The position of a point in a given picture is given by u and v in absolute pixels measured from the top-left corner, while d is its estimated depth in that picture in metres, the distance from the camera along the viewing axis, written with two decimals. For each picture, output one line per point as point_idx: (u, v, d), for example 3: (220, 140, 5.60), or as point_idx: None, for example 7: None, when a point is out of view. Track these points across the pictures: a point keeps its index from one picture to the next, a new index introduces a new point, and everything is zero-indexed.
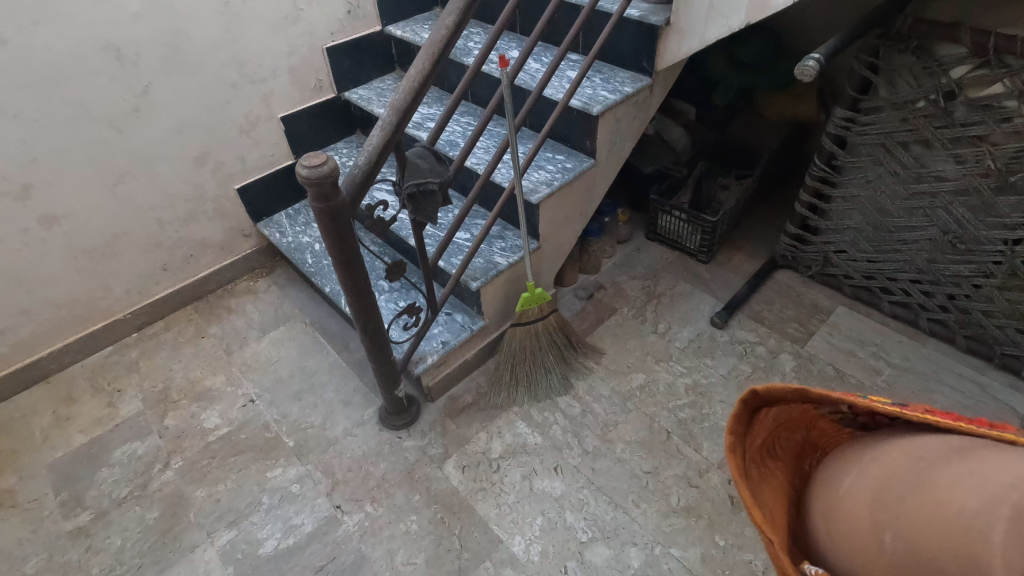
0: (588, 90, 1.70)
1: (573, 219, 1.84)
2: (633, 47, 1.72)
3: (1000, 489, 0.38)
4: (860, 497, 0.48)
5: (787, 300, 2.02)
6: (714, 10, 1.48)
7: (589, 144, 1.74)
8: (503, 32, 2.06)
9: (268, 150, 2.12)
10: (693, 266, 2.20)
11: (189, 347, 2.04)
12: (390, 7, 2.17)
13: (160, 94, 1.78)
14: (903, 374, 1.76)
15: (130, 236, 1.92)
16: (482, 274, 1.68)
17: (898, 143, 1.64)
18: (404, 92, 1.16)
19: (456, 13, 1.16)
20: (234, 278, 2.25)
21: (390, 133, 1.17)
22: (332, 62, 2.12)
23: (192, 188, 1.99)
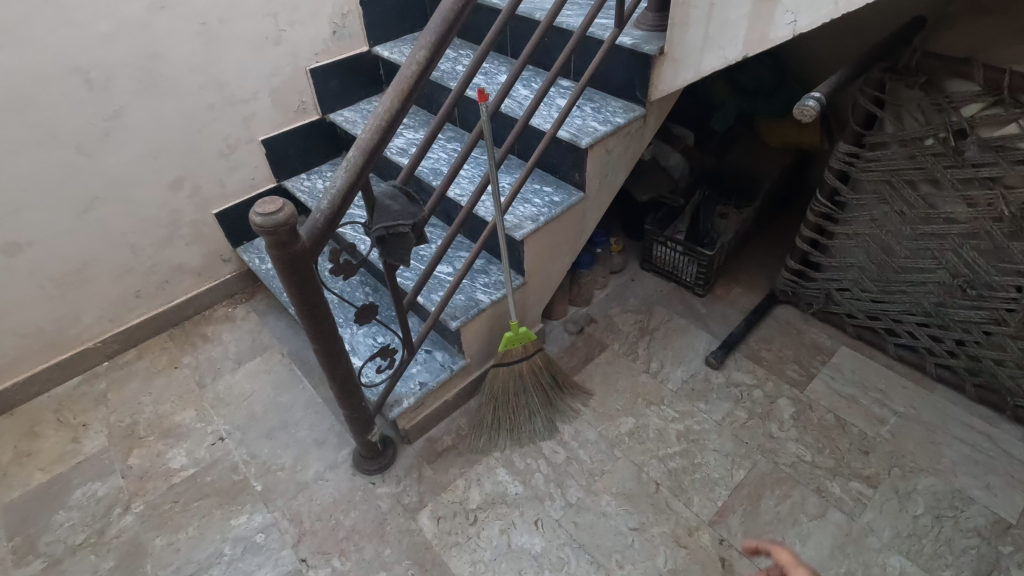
0: (578, 120, 1.61)
1: (561, 254, 1.75)
2: (626, 75, 1.63)
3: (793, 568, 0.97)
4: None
5: (787, 339, 1.92)
6: (710, 41, 1.40)
7: (578, 177, 1.65)
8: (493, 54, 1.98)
9: (249, 173, 2.04)
10: (688, 299, 2.10)
11: (160, 378, 1.95)
12: (377, 27, 2.09)
13: (132, 117, 1.69)
14: (908, 424, 1.66)
15: (101, 263, 1.84)
16: (462, 312, 1.59)
17: (905, 181, 1.55)
18: (371, 132, 1.08)
19: (428, 48, 1.07)
20: (212, 303, 2.17)
21: (355, 175, 1.09)
22: (317, 83, 2.04)
23: (167, 213, 1.90)
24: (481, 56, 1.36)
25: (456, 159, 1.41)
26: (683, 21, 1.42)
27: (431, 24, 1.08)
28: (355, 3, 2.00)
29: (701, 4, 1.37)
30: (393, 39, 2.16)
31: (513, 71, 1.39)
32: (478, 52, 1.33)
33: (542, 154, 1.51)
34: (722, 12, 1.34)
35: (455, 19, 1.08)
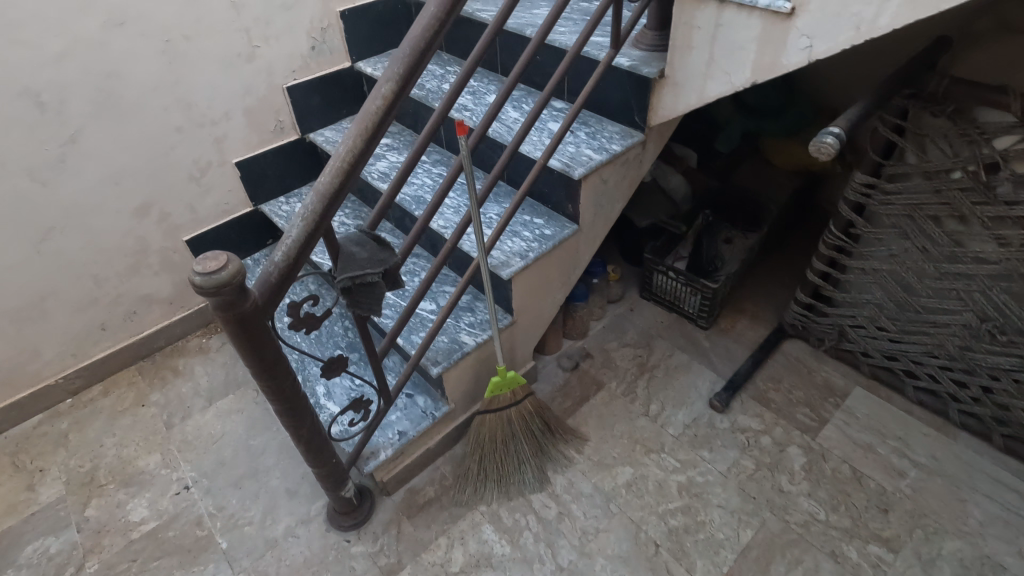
0: (570, 147, 1.49)
1: (553, 290, 1.62)
2: (623, 98, 1.50)
3: None
4: None
5: (797, 379, 1.79)
6: (715, 65, 1.27)
7: (571, 208, 1.52)
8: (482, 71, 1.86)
9: (223, 198, 1.91)
10: (691, 332, 1.97)
11: (126, 417, 1.82)
12: (359, 41, 1.96)
13: (91, 141, 1.56)
14: (931, 478, 1.52)
15: (60, 296, 1.71)
16: (444, 357, 1.46)
17: (929, 216, 1.42)
18: (332, 174, 0.96)
19: (395, 79, 0.94)
20: (185, 333, 2.05)
21: (314, 223, 0.96)
22: (295, 101, 1.91)
23: (133, 241, 1.77)
24: (468, 72, 1.12)
25: (435, 193, 1.24)
26: (685, 43, 1.30)
27: (399, 52, 0.94)
28: (336, 16, 1.87)
29: (706, 24, 1.23)
30: (376, 53, 2.03)
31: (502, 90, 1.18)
32: (465, 66, 1.10)
33: (530, 187, 1.38)
34: (729, 35, 1.21)
35: (427, 47, 0.95)
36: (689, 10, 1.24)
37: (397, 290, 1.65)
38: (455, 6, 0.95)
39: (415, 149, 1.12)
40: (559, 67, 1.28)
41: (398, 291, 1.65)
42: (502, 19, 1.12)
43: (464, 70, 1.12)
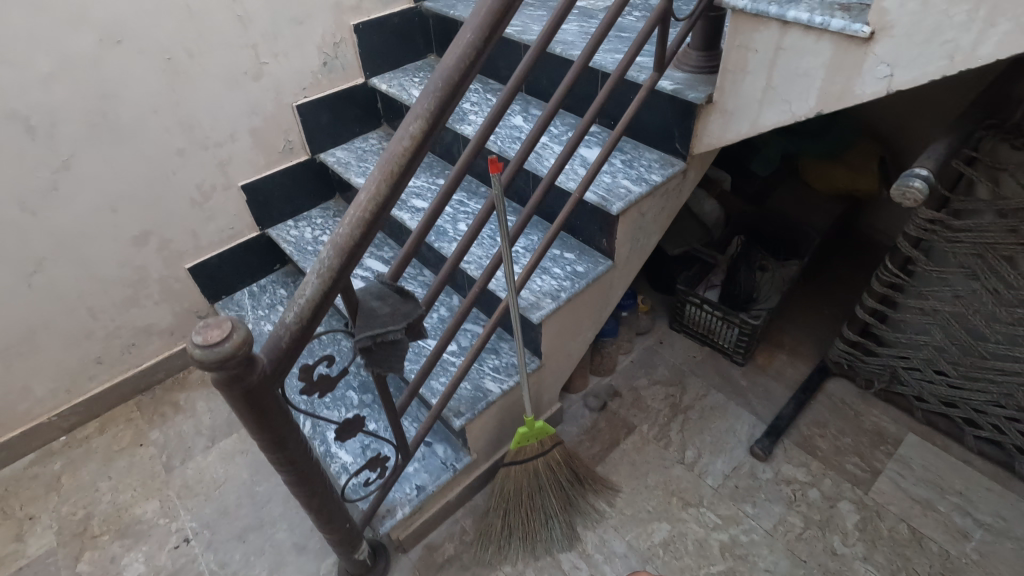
0: (606, 177, 1.36)
1: (584, 329, 1.49)
2: (665, 124, 1.37)
3: None
4: None
5: (844, 424, 1.66)
6: (773, 92, 1.14)
7: (606, 243, 1.40)
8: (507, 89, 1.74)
9: (227, 223, 1.79)
10: (726, 368, 1.84)
11: (122, 458, 1.70)
12: (374, 56, 1.85)
13: (85, 167, 1.44)
14: (999, 541, 1.39)
15: (52, 330, 1.59)
16: (468, 407, 1.34)
17: (1002, 257, 1.29)
18: (352, 225, 0.84)
19: (425, 117, 0.81)
20: (187, 365, 1.93)
21: (330, 281, 0.84)
22: (305, 120, 1.79)
23: (132, 270, 1.66)
24: (509, 98, 0.96)
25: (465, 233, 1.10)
26: (739, 67, 1.16)
27: (429, 86, 0.82)
28: (349, 30, 1.75)
29: (764, 48, 1.10)
30: (392, 69, 1.91)
31: (543, 121, 1.04)
32: (505, 91, 0.94)
33: (566, 223, 1.24)
34: (791, 60, 1.08)
35: (461, 80, 0.82)
36: (744, 31, 1.11)
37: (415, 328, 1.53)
38: (494, 33, 0.82)
39: (444, 190, 0.97)
40: (604, 91, 1.14)
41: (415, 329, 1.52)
42: (546, 39, 0.97)
43: (503, 97, 0.96)
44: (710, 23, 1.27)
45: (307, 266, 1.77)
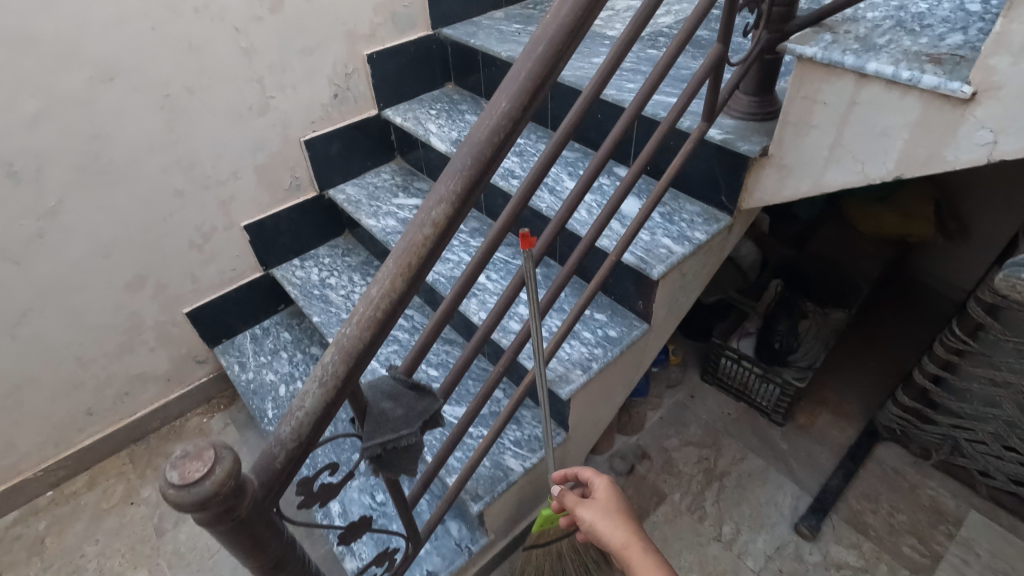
0: (644, 234, 1.22)
1: (614, 396, 1.35)
2: (709, 174, 1.23)
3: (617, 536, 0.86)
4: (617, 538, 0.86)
5: (897, 498, 1.50)
6: (842, 149, 1.00)
7: (642, 305, 1.26)
8: (532, 125, 1.61)
9: (229, 264, 1.67)
10: (764, 428, 1.69)
11: (111, 518, 1.58)
12: (388, 86, 1.72)
13: (75, 212, 1.33)
14: None
15: (38, 383, 1.47)
16: (487, 488, 1.20)
17: None
18: (361, 325, 0.70)
19: (449, 200, 0.68)
20: (184, 412, 1.81)
21: (335, 390, 0.71)
22: (313, 155, 1.67)
23: (126, 317, 1.54)
24: (557, 149, 0.80)
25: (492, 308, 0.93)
26: (803, 120, 1.02)
27: (452, 165, 0.69)
28: (362, 60, 1.63)
29: (835, 100, 0.96)
30: (407, 99, 1.79)
31: (583, 184, 0.88)
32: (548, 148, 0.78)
33: (602, 284, 1.08)
34: (868, 116, 0.93)
35: (492, 158, 0.69)
36: (812, 81, 0.97)
37: None
38: (532, 101, 0.68)
39: (466, 271, 0.80)
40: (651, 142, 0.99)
41: None
42: (594, 91, 0.81)
43: (545, 154, 0.80)
44: (764, 67, 1.13)
45: (312, 311, 1.64)
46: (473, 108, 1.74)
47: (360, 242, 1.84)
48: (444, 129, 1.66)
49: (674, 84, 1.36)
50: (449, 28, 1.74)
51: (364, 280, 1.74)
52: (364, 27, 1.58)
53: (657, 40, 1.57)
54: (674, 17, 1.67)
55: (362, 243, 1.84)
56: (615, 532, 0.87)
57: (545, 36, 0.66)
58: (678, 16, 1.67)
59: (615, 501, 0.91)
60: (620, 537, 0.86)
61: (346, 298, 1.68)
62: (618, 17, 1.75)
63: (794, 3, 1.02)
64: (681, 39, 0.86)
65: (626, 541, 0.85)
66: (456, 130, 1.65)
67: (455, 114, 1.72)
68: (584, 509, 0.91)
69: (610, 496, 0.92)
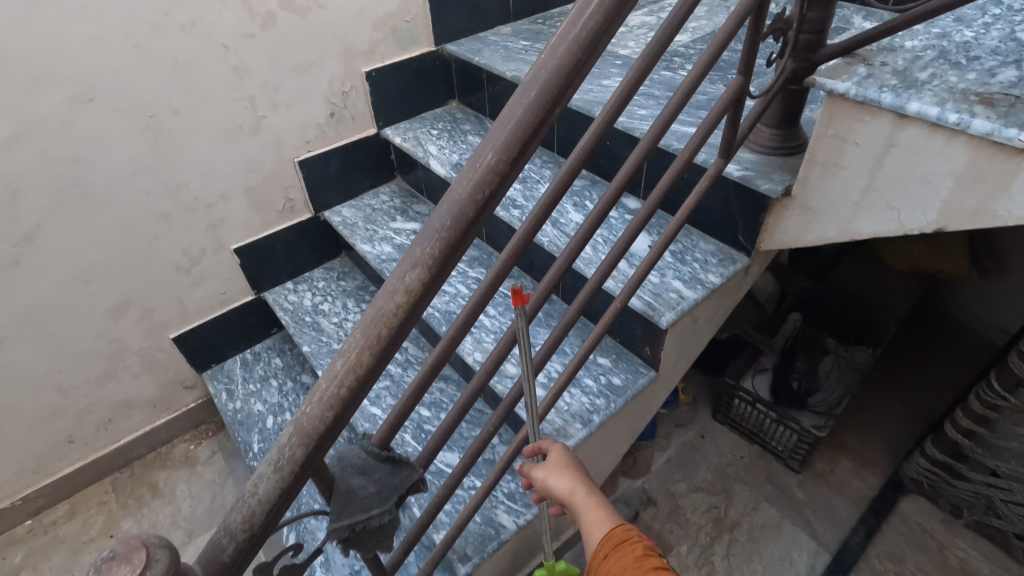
0: (652, 276, 1.12)
1: (618, 446, 1.26)
2: (726, 211, 1.13)
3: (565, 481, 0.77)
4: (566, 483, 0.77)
5: (924, 559, 1.39)
6: (876, 194, 0.89)
7: (649, 351, 1.16)
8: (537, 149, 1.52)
9: (218, 288, 1.60)
10: (779, 474, 1.58)
11: (89, 552, 1.52)
12: (388, 104, 1.65)
13: (53, 237, 1.26)
14: None
15: (15, 412, 1.41)
16: (476, 548, 1.11)
17: None
18: (323, 404, 0.62)
19: (425, 264, 0.60)
20: (171, 438, 1.75)
21: (292, 475, 0.63)
22: (308, 176, 1.60)
23: (108, 344, 1.48)
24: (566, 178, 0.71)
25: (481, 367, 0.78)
26: (833, 160, 0.92)
27: (431, 223, 0.60)
28: (361, 77, 1.55)
29: (869, 141, 0.86)
30: (408, 117, 1.71)
31: (590, 223, 0.76)
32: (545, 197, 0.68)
33: (610, 325, 0.94)
34: (907, 162, 0.83)
35: (475, 216, 0.60)
36: (843, 119, 0.87)
37: (416, 432, 1.31)
38: (523, 153, 0.60)
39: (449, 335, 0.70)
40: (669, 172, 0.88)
41: (417, 433, 1.31)
42: (601, 130, 0.71)
43: (543, 202, 0.69)
44: (788, 100, 1.03)
45: (302, 340, 1.57)
46: (476, 128, 1.66)
47: (356, 265, 1.76)
48: (445, 151, 1.58)
49: (689, 112, 1.27)
50: (453, 44, 1.66)
51: (358, 306, 1.66)
52: (363, 43, 1.50)
53: (673, 60, 1.48)
54: (691, 36, 1.58)
55: (358, 266, 1.76)
56: (561, 481, 0.77)
57: (539, 78, 0.58)
58: (695, 35, 1.58)
59: (564, 455, 0.80)
60: (567, 486, 0.77)
61: (339, 326, 1.60)
62: (632, 34, 1.66)
63: (824, 29, 0.91)
64: (701, 68, 0.76)
65: (577, 489, 0.76)
66: (456, 152, 1.57)
67: (456, 135, 1.64)
68: (538, 468, 0.80)
69: (563, 447, 0.81)
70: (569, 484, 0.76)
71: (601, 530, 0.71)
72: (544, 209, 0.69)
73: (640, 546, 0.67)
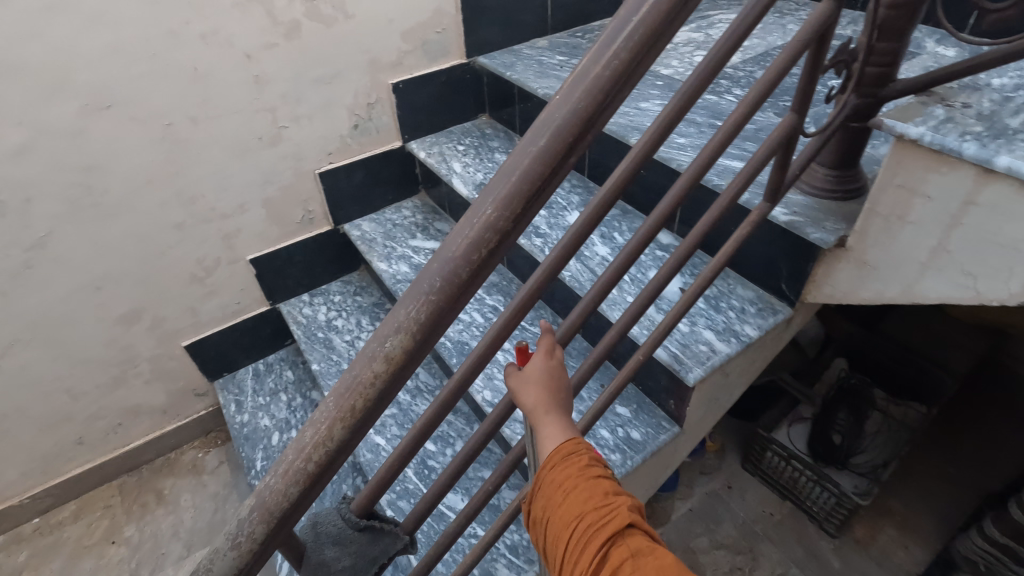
0: (681, 324, 1.02)
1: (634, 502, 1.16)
2: (768, 256, 1.02)
3: (530, 388, 0.60)
4: (532, 395, 0.60)
5: None
6: (948, 256, 0.78)
7: (674, 405, 1.06)
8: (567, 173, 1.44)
9: (233, 298, 1.58)
10: (811, 538, 1.44)
11: (90, 558, 1.51)
12: (414, 117, 1.59)
13: (65, 245, 1.25)
14: None
15: (24, 414, 1.41)
16: None
17: None
18: (289, 478, 0.55)
19: (408, 330, 0.52)
20: (180, 444, 1.73)
21: (252, 552, 0.56)
22: (329, 188, 1.56)
23: (119, 350, 1.46)
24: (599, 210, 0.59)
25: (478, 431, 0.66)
26: (897, 214, 0.80)
27: (419, 283, 0.53)
28: (387, 89, 1.50)
29: (943, 197, 0.74)
30: (435, 131, 1.65)
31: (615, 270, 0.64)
32: (557, 250, 0.58)
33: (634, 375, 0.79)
34: (989, 224, 0.71)
35: (469, 278, 0.52)
36: (912, 170, 0.75)
37: (419, 467, 1.24)
38: (528, 209, 0.51)
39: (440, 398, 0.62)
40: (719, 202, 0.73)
41: (420, 469, 1.24)
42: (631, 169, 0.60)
43: (557, 251, 0.59)
44: (847, 139, 0.91)
45: (312, 357, 1.52)
46: (504, 145, 1.58)
47: (374, 280, 1.71)
48: (469, 169, 1.50)
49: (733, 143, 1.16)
50: (485, 57, 1.59)
51: (372, 325, 1.60)
52: (390, 55, 1.45)
53: (719, 83, 1.37)
54: (741, 56, 1.46)
55: (376, 281, 1.71)
56: (526, 392, 0.60)
57: (550, 124, 0.49)
58: (747, 56, 1.46)
59: (546, 366, 0.61)
60: (534, 400, 0.60)
61: (350, 344, 1.55)
62: (677, 52, 1.56)
63: (896, 63, 0.79)
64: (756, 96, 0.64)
65: (544, 405, 0.60)
66: (481, 170, 1.49)
67: (483, 152, 1.57)
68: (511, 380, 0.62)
69: (546, 351, 0.61)
70: (536, 397, 0.60)
71: (554, 443, 0.59)
72: (555, 263, 0.58)
73: (587, 458, 0.59)
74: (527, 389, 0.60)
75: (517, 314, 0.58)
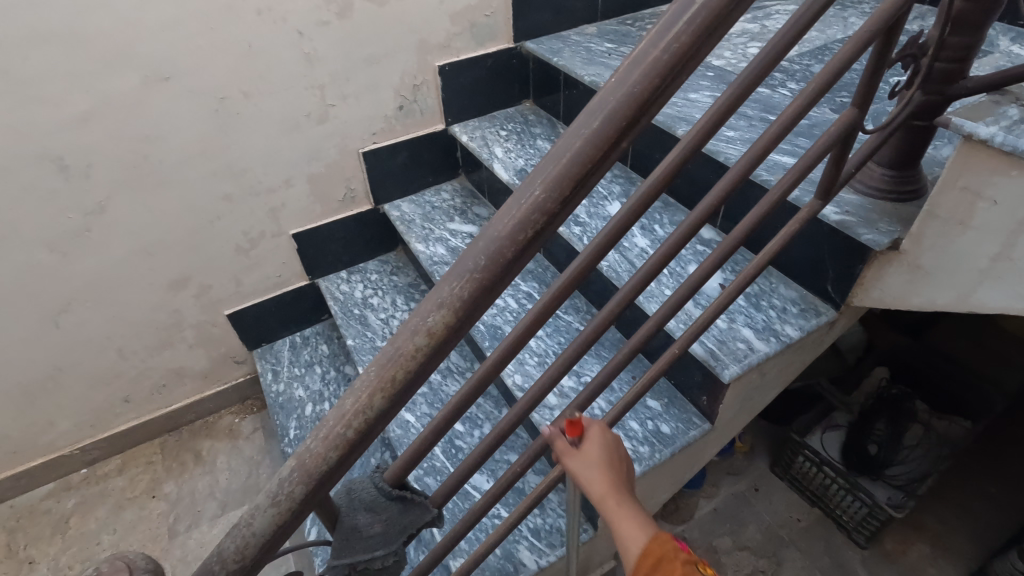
0: (720, 321, 1.01)
1: (659, 496, 1.16)
2: (815, 256, 0.99)
3: (594, 471, 0.58)
4: (596, 482, 0.57)
5: None
6: (1010, 263, 0.75)
7: (706, 402, 1.05)
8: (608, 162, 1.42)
9: (274, 271, 1.62)
10: (839, 547, 1.41)
11: (132, 509, 1.59)
12: (459, 100, 1.59)
13: (122, 210, 1.31)
14: None
15: (78, 369, 1.49)
16: None
17: None
18: (329, 444, 0.57)
19: (449, 307, 0.53)
20: (218, 408, 1.80)
21: (290, 513, 0.58)
22: (371, 168, 1.58)
23: (166, 314, 1.53)
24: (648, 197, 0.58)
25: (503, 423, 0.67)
26: (958, 218, 0.77)
27: (463, 262, 0.53)
28: (433, 71, 1.50)
29: (1010, 201, 0.71)
30: (478, 115, 1.65)
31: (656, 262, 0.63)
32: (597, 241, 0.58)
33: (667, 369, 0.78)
34: None
35: (513, 258, 0.52)
36: (979, 172, 0.72)
37: (447, 446, 1.26)
38: (576, 193, 0.51)
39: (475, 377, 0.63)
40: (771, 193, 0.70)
41: (447, 448, 1.26)
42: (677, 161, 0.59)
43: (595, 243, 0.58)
44: (908, 138, 0.87)
45: (347, 333, 1.55)
46: (547, 132, 1.58)
47: (410, 260, 1.73)
48: (511, 154, 1.50)
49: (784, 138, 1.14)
50: (533, 42, 1.58)
51: (407, 305, 1.63)
52: (438, 36, 1.45)
53: (773, 76, 1.33)
54: (798, 48, 1.41)
55: (412, 262, 1.73)
56: (591, 480, 0.57)
57: (603, 108, 0.49)
58: (804, 49, 1.41)
59: (606, 445, 0.59)
60: (599, 489, 0.57)
61: (385, 322, 1.57)
62: (730, 43, 1.52)
63: (968, 60, 0.75)
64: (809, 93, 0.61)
65: (613, 494, 0.57)
66: (523, 156, 1.49)
67: (525, 138, 1.56)
68: (566, 459, 0.60)
69: (601, 434, 0.60)
70: (603, 482, 0.57)
71: (635, 542, 0.54)
72: (596, 251, 0.58)
73: (679, 561, 0.52)
74: (590, 475, 0.58)
75: (556, 299, 0.58)
